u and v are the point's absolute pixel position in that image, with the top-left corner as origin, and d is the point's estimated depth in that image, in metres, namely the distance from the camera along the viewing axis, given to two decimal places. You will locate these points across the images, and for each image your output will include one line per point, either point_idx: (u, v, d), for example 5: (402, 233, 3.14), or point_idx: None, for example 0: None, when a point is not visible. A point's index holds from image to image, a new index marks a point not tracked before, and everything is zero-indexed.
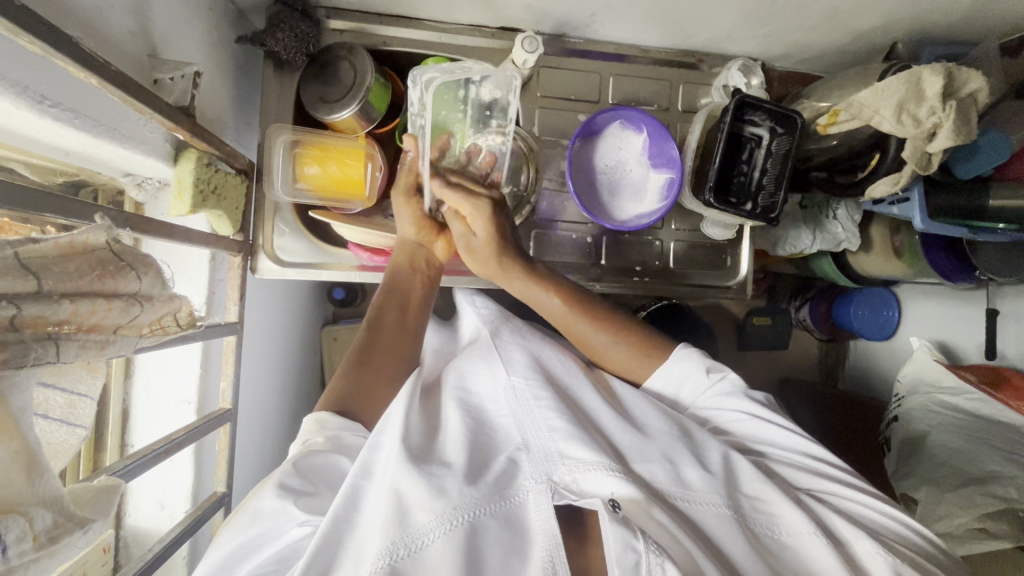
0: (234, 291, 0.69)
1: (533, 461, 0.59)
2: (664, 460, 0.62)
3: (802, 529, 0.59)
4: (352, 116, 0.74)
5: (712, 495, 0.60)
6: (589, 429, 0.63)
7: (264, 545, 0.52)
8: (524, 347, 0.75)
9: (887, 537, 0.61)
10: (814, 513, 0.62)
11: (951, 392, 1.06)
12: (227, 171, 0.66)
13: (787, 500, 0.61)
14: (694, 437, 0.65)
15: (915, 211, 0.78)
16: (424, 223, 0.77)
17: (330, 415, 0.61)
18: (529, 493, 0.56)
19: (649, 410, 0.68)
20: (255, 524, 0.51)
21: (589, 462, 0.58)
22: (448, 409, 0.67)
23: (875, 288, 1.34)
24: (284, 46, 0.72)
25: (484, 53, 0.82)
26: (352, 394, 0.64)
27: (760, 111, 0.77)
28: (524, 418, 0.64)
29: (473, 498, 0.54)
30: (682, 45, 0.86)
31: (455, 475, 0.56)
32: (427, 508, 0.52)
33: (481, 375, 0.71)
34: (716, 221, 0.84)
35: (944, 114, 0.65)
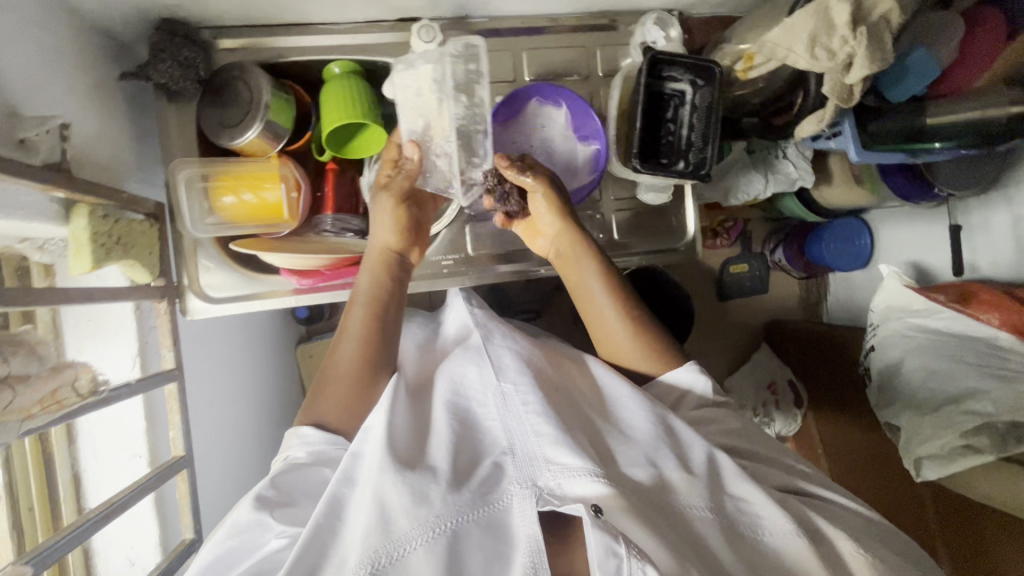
0: (167, 337, 0.68)
1: (517, 466, 0.58)
2: (649, 463, 0.62)
3: (784, 529, 0.59)
4: (258, 137, 0.72)
5: (695, 497, 0.60)
6: (574, 431, 0.62)
7: (247, 557, 0.56)
8: (514, 349, 0.72)
9: (868, 535, 0.63)
10: (804, 516, 0.62)
11: (925, 315, 1.06)
12: (132, 218, 0.64)
13: (771, 500, 0.60)
14: (682, 438, 0.64)
15: (849, 143, 0.76)
16: (405, 232, 0.74)
17: (309, 429, 0.62)
18: (513, 498, 0.56)
19: (637, 410, 0.67)
20: (236, 536, 0.55)
21: (574, 468, 0.56)
22: (438, 413, 0.66)
23: (845, 220, 1.34)
24: (170, 76, 0.69)
25: (385, 48, 0.78)
26: (325, 406, 0.64)
27: (677, 66, 0.74)
28: (509, 420, 0.62)
29: (455, 505, 0.54)
30: (591, 7, 0.82)
31: (439, 481, 0.56)
32: (408, 516, 0.53)
33: (470, 381, 0.68)
34: (649, 185, 0.81)
35: (856, 42, 0.62)
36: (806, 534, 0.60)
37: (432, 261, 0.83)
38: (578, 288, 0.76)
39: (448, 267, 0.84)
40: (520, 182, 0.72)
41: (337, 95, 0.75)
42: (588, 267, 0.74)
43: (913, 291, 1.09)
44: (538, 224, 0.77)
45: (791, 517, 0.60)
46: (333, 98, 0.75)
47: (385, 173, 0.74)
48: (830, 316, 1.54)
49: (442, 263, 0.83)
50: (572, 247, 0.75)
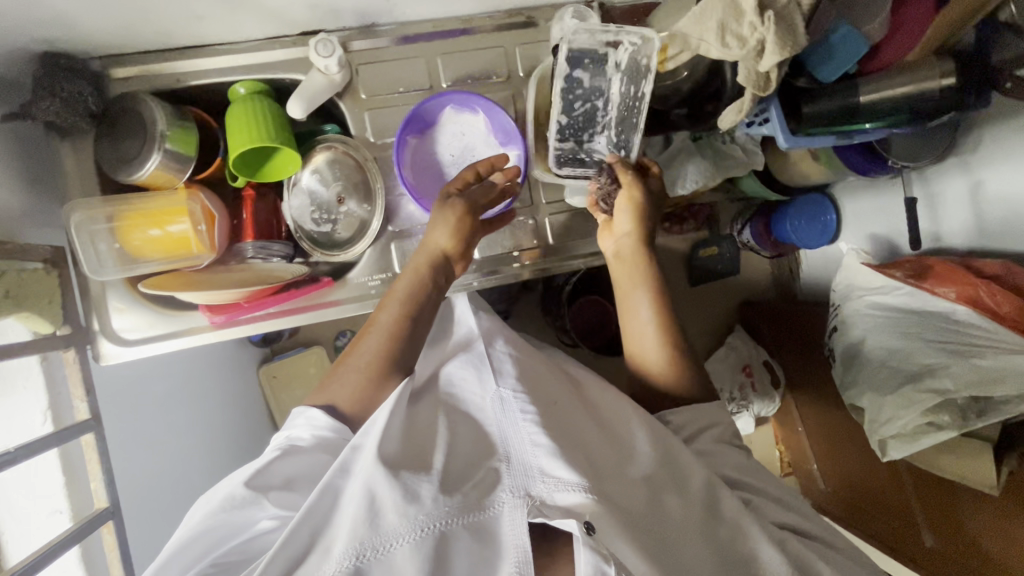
0: (79, 386, 0.66)
1: (511, 475, 0.57)
2: (642, 478, 0.60)
3: (781, 568, 0.58)
4: (159, 168, 0.69)
5: (689, 524, 0.59)
6: (573, 445, 0.61)
7: (234, 535, 0.56)
8: (517, 362, 0.72)
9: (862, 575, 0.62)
10: (798, 551, 0.61)
11: (884, 292, 1.05)
12: (21, 269, 0.61)
13: (771, 541, 0.59)
14: (680, 463, 0.63)
15: (778, 130, 0.73)
16: (459, 236, 0.70)
17: (319, 412, 0.63)
18: (504, 507, 0.54)
19: (637, 423, 0.66)
20: (225, 519, 0.56)
21: (569, 481, 0.55)
22: (435, 419, 0.65)
23: (808, 197, 1.31)
24: (55, 113, 0.65)
25: (289, 65, 0.74)
26: (340, 392, 0.66)
27: (588, 62, 0.69)
28: (507, 429, 0.62)
29: (446, 507, 0.53)
30: (505, 5, 0.79)
31: (431, 481, 0.55)
32: (399, 513, 0.51)
33: (472, 391, 0.68)
34: (575, 188, 0.79)
35: (764, 27, 0.59)
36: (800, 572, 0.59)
37: (356, 283, 0.77)
38: (624, 301, 0.77)
39: (375, 287, 0.78)
40: (620, 180, 0.73)
41: (241, 118, 0.71)
42: (639, 280, 0.76)
43: (872, 269, 1.08)
44: (611, 227, 0.77)
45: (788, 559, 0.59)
46: (236, 121, 0.71)
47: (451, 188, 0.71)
48: (803, 294, 1.51)
49: (368, 283, 0.78)
50: (634, 255, 0.76)
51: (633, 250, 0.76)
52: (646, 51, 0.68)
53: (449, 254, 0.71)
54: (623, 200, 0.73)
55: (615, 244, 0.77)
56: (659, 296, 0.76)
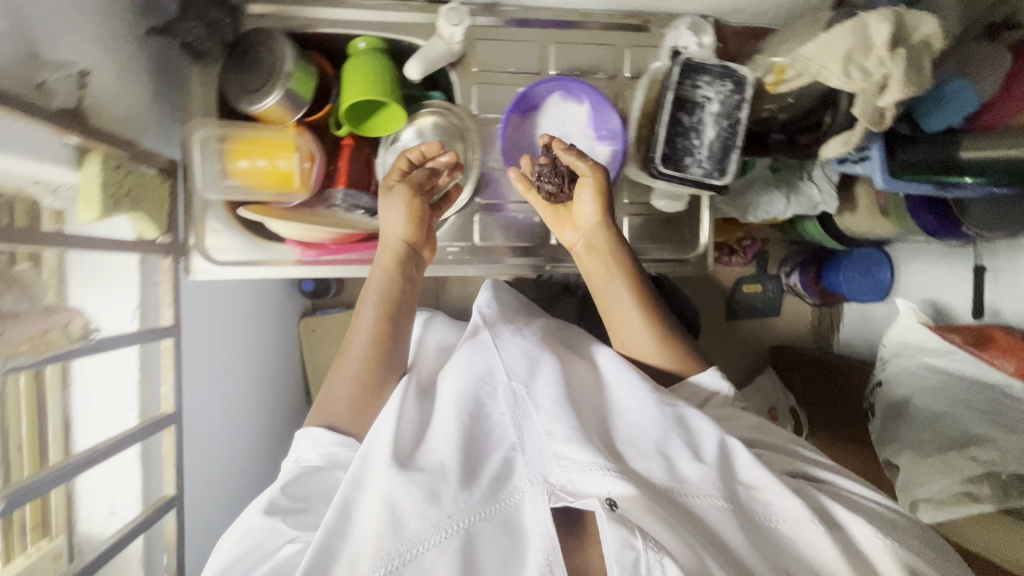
0: (168, 294, 0.69)
1: (527, 462, 0.57)
2: (660, 454, 0.60)
3: (800, 517, 0.58)
4: (277, 104, 0.72)
5: (710, 488, 0.58)
6: (586, 427, 0.61)
7: (260, 564, 0.56)
8: (524, 346, 0.70)
9: (884, 519, 0.61)
10: (815, 500, 0.61)
11: (938, 355, 1.01)
12: (142, 172, 0.64)
13: (787, 489, 0.59)
14: (691, 425, 0.63)
15: (876, 170, 0.73)
16: (417, 221, 0.73)
17: (321, 432, 0.64)
18: (525, 494, 0.55)
19: (643, 398, 0.65)
20: (249, 539, 0.57)
21: (585, 463, 0.55)
22: (443, 407, 0.64)
23: (864, 250, 1.30)
24: (196, 36, 0.69)
25: (413, 28, 0.77)
26: (335, 407, 0.66)
27: (705, 74, 0.73)
28: (519, 419, 0.61)
29: (468, 504, 0.53)
30: (625, 6, 0.81)
31: (449, 479, 0.55)
32: (420, 517, 0.52)
33: (481, 373, 0.65)
34: (664, 191, 0.80)
35: (892, 64, 0.60)
36: (824, 520, 0.58)
37: (437, 247, 0.82)
38: (603, 288, 0.75)
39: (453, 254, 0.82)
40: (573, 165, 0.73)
41: (359, 71, 0.74)
42: (615, 269, 0.74)
43: (930, 330, 1.03)
44: (576, 218, 0.76)
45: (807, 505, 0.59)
46: (354, 73, 0.74)
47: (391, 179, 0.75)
48: (840, 346, 1.51)
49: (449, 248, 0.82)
50: (606, 246, 0.74)
51: (602, 244, 0.75)
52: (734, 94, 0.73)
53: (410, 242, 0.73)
54: (586, 181, 0.73)
55: (584, 237, 0.76)
56: (631, 278, 0.74)
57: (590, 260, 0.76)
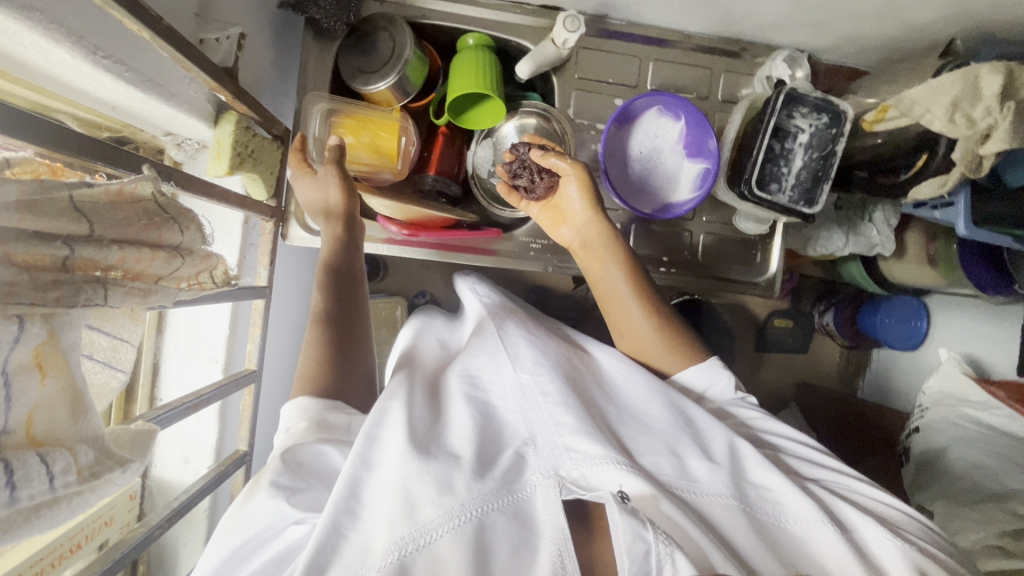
0: (265, 256, 0.71)
1: (540, 456, 0.54)
2: (670, 452, 0.59)
3: (809, 517, 0.56)
4: (388, 88, 0.75)
5: (719, 487, 0.57)
6: (596, 422, 0.59)
7: (259, 549, 0.49)
8: (531, 340, 0.68)
9: (895, 524, 0.58)
10: (823, 501, 0.59)
11: (978, 406, 1.02)
12: (264, 136, 0.67)
13: (795, 488, 0.57)
14: (698, 426, 0.62)
15: (960, 216, 0.76)
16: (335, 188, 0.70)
17: (309, 400, 0.58)
18: (537, 489, 0.52)
19: (657, 403, 0.64)
20: (250, 524, 0.49)
21: (596, 457, 0.53)
22: (454, 403, 0.61)
23: (904, 296, 1.29)
24: (325, 13, 0.72)
25: (523, 30, 0.80)
26: (319, 373, 0.61)
27: (805, 106, 0.75)
28: (531, 413, 0.58)
29: (480, 493, 0.50)
30: (726, 32, 0.84)
31: (461, 470, 0.52)
32: (433, 505, 0.49)
33: (485, 369, 0.64)
34: (750, 214, 0.83)
35: (1000, 115, 0.61)
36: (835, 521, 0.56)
37: (518, 241, 0.85)
38: (600, 283, 0.76)
39: (534, 250, 0.85)
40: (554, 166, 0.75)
41: (468, 65, 0.76)
42: (609, 260, 0.74)
43: (974, 381, 1.04)
44: (568, 216, 0.78)
45: (817, 505, 0.57)
46: (463, 68, 0.77)
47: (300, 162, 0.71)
48: (864, 393, 1.52)
49: (529, 244, 0.85)
50: (599, 239, 0.75)
51: (596, 239, 0.75)
52: (833, 127, 0.75)
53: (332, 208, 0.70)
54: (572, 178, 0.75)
55: (582, 236, 0.77)
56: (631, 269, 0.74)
57: (592, 261, 0.76)
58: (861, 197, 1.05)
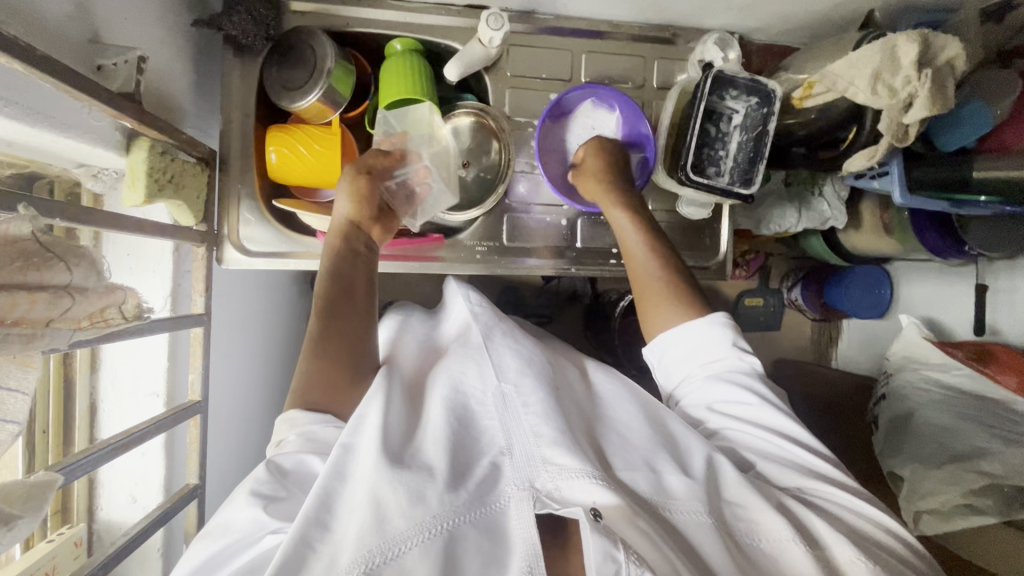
0: (200, 282, 0.68)
1: (515, 467, 0.55)
2: (647, 467, 0.59)
3: (781, 536, 0.56)
4: (318, 101, 0.73)
5: (694, 502, 0.57)
6: (576, 434, 0.59)
7: (235, 556, 0.51)
8: (516, 351, 0.68)
9: (869, 539, 0.58)
10: (798, 517, 0.59)
11: (939, 368, 1.02)
12: (185, 160, 0.65)
13: (769, 506, 0.57)
14: (678, 441, 0.63)
15: (896, 185, 0.76)
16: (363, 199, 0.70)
17: (300, 413, 0.59)
18: (510, 501, 0.52)
19: (636, 418, 0.65)
20: (229, 533, 0.51)
21: (572, 470, 0.54)
22: (433, 412, 0.62)
23: (867, 267, 1.30)
24: (242, 30, 0.70)
25: (451, 32, 0.79)
26: (313, 389, 0.61)
27: (737, 87, 0.75)
28: (510, 423, 0.59)
29: (452, 505, 0.50)
30: (656, 19, 0.83)
31: (436, 481, 0.52)
32: (404, 516, 0.49)
33: (468, 381, 0.64)
34: (692, 199, 0.82)
35: (919, 83, 0.62)
36: (805, 539, 0.56)
37: (463, 246, 0.83)
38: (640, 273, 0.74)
39: (481, 252, 0.84)
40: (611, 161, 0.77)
41: (395, 71, 0.75)
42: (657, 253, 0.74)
43: (932, 343, 1.05)
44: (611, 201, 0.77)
45: (791, 524, 0.57)
46: (391, 74, 0.76)
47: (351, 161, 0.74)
48: (840, 362, 1.50)
49: (475, 248, 0.83)
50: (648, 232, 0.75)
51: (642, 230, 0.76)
52: (763, 107, 0.75)
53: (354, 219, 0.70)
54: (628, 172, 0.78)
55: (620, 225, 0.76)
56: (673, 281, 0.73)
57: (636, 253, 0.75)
58: (809, 172, 1.05)
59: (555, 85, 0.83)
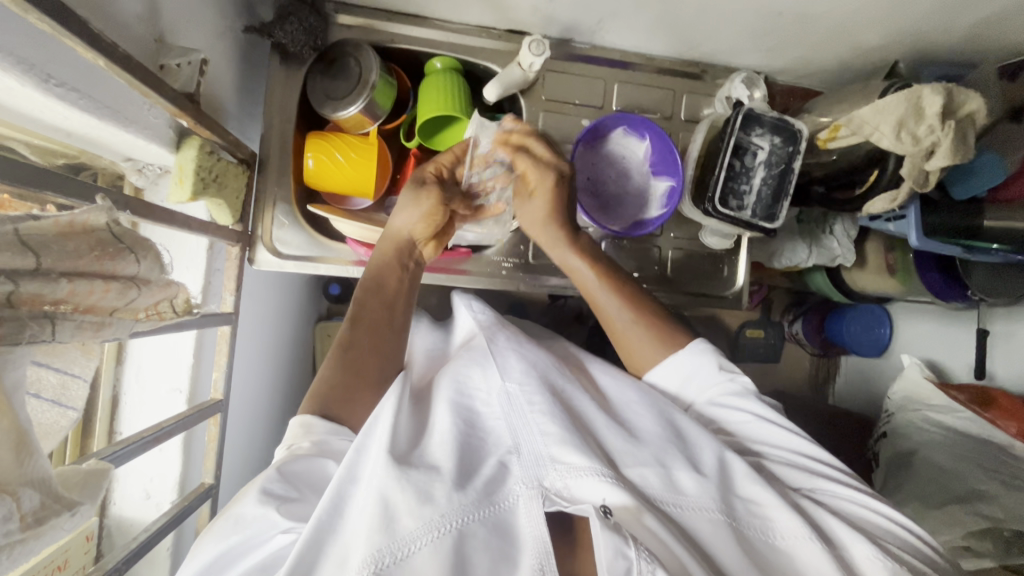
0: (231, 281, 0.69)
1: (523, 466, 0.55)
2: (657, 464, 0.59)
3: (796, 533, 0.56)
4: (358, 113, 0.75)
5: (706, 500, 0.57)
6: (582, 432, 0.59)
7: (244, 558, 0.49)
8: (521, 352, 0.68)
9: (880, 538, 0.59)
10: (808, 515, 0.59)
11: (942, 411, 1.03)
12: (229, 160, 0.66)
13: (786, 506, 0.57)
14: (690, 440, 0.61)
15: (912, 229, 0.78)
16: (432, 221, 0.73)
17: (315, 419, 0.58)
18: (519, 499, 0.52)
19: (646, 414, 0.64)
20: (238, 531, 0.48)
21: (581, 468, 0.54)
22: (439, 413, 0.61)
23: (868, 305, 1.32)
24: (292, 39, 0.72)
25: (490, 54, 0.82)
26: (333, 398, 0.61)
27: (763, 125, 0.78)
28: (517, 422, 0.59)
29: (461, 504, 0.50)
30: (686, 55, 0.87)
31: (443, 479, 0.51)
32: (414, 515, 0.48)
33: (472, 381, 0.65)
34: (715, 230, 0.84)
35: (942, 132, 0.65)
36: (822, 539, 0.56)
37: (489, 260, 0.85)
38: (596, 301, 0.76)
39: (506, 269, 0.86)
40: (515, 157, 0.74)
41: (435, 88, 0.77)
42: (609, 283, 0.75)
43: (933, 386, 1.07)
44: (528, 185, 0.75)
45: (807, 523, 0.57)
46: (432, 91, 0.77)
47: (427, 172, 0.73)
48: (837, 399, 1.50)
49: (500, 263, 0.85)
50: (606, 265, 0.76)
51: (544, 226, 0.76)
52: (789, 147, 0.78)
53: (416, 239, 0.74)
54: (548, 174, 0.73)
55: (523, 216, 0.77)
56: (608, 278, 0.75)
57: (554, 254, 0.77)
58: (821, 210, 1.08)
59: (587, 112, 0.86)
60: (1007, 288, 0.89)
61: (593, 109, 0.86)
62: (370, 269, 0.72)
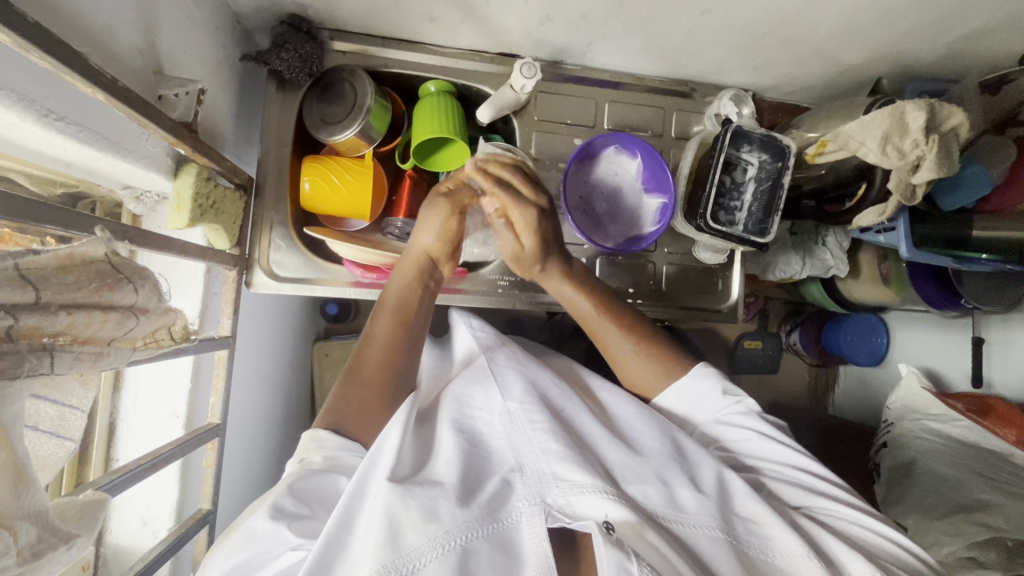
0: (228, 305, 0.70)
1: (526, 484, 0.55)
2: (659, 479, 0.58)
3: (794, 551, 0.56)
4: (354, 136, 0.76)
5: (706, 518, 0.57)
6: (584, 451, 0.59)
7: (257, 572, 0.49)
8: (522, 370, 0.69)
9: (881, 558, 0.58)
10: (808, 534, 0.59)
11: (940, 419, 1.04)
12: (226, 186, 0.67)
13: (783, 522, 0.57)
14: (689, 455, 0.62)
15: (901, 240, 0.79)
16: (448, 238, 0.73)
17: (327, 434, 0.58)
18: (522, 516, 0.52)
19: (647, 429, 0.64)
20: (248, 547, 0.48)
21: (582, 485, 0.54)
22: (442, 433, 0.62)
23: (863, 316, 1.32)
24: (289, 66, 0.73)
25: (482, 77, 0.83)
26: (348, 413, 0.61)
27: (752, 142, 0.79)
28: (518, 441, 0.59)
29: (465, 520, 0.49)
30: (675, 74, 0.89)
31: (447, 496, 0.51)
32: (418, 532, 0.48)
33: (473, 400, 0.65)
34: (708, 245, 0.85)
35: (927, 147, 0.66)
36: (821, 559, 0.56)
37: (485, 278, 0.86)
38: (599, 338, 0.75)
39: (501, 287, 0.86)
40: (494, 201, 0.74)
41: (429, 111, 0.78)
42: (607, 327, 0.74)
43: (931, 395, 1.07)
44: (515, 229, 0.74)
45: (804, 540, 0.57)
46: (425, 114, 0.78)
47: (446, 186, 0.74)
48: (837, 408, 1.50)
49: (496, 282, 0.86)
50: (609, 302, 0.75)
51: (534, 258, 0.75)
52: (780, 162, 0.79)
53: (434, 257, 0.73)
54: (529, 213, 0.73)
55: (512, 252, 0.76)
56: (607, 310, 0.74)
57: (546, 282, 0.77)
58: (813, 222, 1.09)
59: (579, 131, 0.87)
60: (1000, 297, 0.90)
61: (585, 129, 0.88)
62: (390, 284, 0.72)
